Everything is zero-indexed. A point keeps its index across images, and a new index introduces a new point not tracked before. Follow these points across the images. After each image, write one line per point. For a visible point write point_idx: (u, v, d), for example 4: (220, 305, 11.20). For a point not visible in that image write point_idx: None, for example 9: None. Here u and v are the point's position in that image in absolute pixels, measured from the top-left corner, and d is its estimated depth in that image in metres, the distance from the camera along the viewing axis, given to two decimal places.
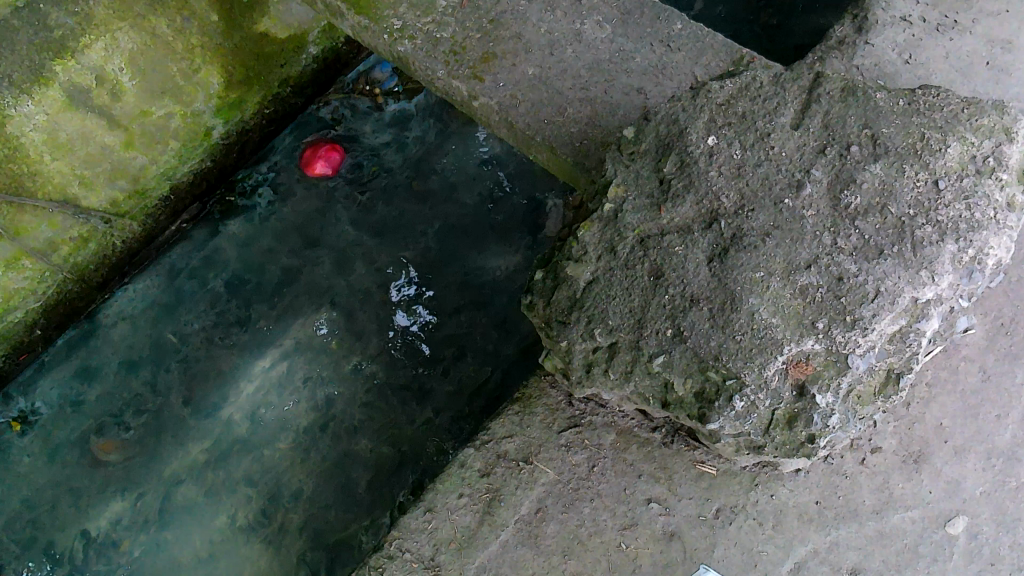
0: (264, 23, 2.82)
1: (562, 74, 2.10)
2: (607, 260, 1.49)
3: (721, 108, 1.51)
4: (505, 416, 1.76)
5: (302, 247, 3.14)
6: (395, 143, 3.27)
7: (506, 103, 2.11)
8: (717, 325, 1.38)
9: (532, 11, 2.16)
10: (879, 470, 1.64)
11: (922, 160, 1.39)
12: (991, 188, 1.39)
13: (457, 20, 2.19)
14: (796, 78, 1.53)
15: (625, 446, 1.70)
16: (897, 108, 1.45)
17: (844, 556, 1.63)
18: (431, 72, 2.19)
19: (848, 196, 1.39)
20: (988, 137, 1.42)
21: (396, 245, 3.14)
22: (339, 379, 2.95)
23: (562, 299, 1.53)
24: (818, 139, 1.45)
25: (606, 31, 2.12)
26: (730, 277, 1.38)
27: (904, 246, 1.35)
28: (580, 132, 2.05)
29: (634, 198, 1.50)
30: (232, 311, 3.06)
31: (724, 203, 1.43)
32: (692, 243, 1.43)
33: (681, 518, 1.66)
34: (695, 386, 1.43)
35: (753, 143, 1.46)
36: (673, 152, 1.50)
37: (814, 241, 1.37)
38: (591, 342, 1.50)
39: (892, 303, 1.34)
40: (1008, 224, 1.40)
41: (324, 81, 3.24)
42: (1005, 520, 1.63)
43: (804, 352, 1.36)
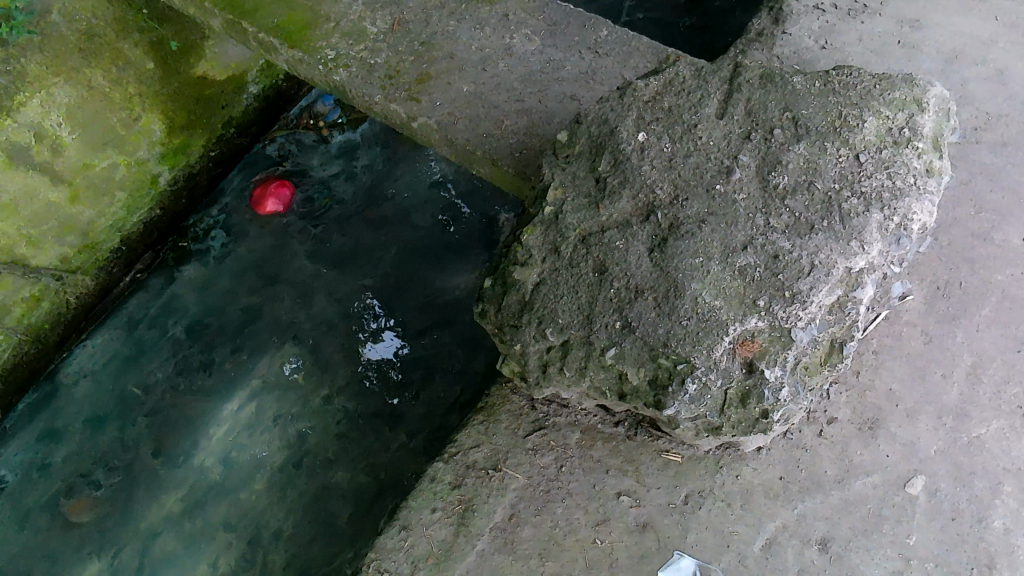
0: (201, 66, 2.91)
1: (496, 89, 2.15)
2: (552, 261, 1.52)
3: (648, 105, 1.58)
4: (471, 427, 1.79)
5: (261, 285, 3.13)
6: (345, 174, 3.30)
7: (444, 121, 2.14)
8: (664, 313, 1.41)
9: (462, 31, 2.24)
10: (837, 440, 1.68)
11: (841, 137, 1.46)
12: (910, 157, 1.45)
13: (390, 45, 2.26)
14: (716, 71, 1.61)
15: (591, 443, 1.73)
16: (814, 90, 1.53)
17: (813, 527, 1.63)
18: (368, 98, 2.21)
19: (776, 177, 1.45)
20: (902, 109, 1.49)
21: (356, 273, 3.14)
22: (309, 414, 2.90)
23: (511, 303, 1.55)
24: (743, 126, 1.52)
25: (535, 43, 2.20)
26: (672, 265, 1.43)
27: (833, 220, 1.41)
28: (519, 142, 2.07)
29: (572, 199, 1.55)
30: (196, 356, 3.02)
31: (659, 194, 1.48)
32: (632, 236, 1.48)
33: (652, 508, 1.67)
34: (648, 374, 1.45)
35: (681, 135, 1.52)
36: (606, 151, 1.55)
37: (748, 223, 1.43)
38: (545, 342, 1.52)
39: (827, 275, 1.39)
40: (929, 190, 1.46)
41: (267, 119, 3.31)
42: (961, 475, 1.65)
43: (748, 330, 1.40)
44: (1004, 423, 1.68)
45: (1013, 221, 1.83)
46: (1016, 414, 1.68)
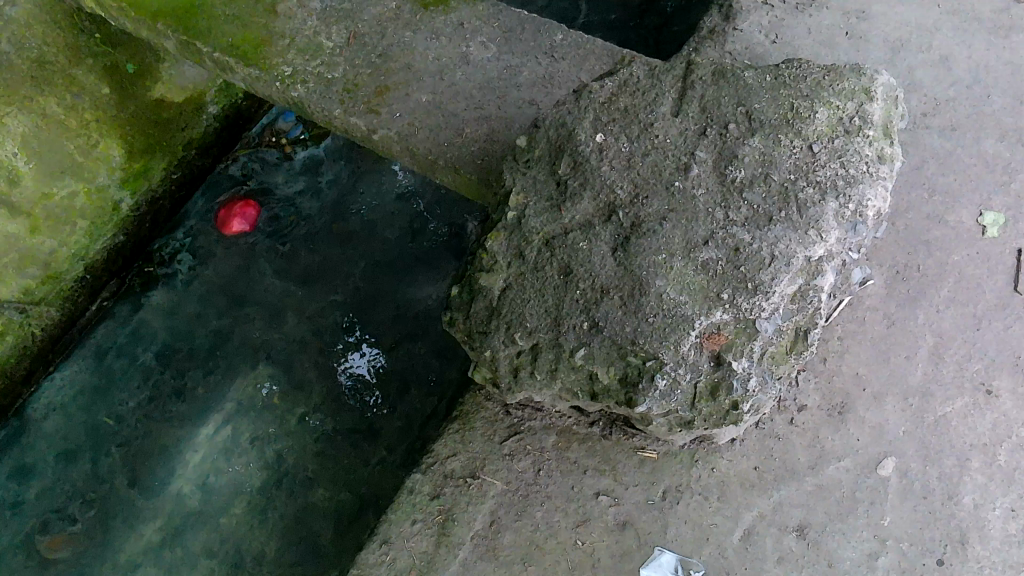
0: (158, 89, 2.87)
1: (455, 97, 2.16)
2: (518, 265, 1.53)
3: (604, 106, 1.59)
4: (447, 436, 1.77)
5: (230, 307, 3.10)
6: (310, 190, 3.28)
7: (404, 132, 2.14)
8: (630, 311, 1.43)
9: (418, 41, 2.25)
10: (808, 427, 1.70)
11: (794, 129, 1.49)
12: (861, 145, 1.48)
13: (346, 59, 2.25)
14: (669, 69, 1.63)
15: (567, 445, 1.73)
16: (766, 83, 1.55)
17: (789, 514, 1.65)
18: (327, 112, 2.21)
19: (733, 171, 1.47)
20: (851, 99, 1.52)
21: (326, 289, 3.12)
22: (286, 434, 2.87)
23: (479, 310, 1.55)
24: (698, 123, 1.54)
25: (491, 50, 2.21)
26: (636, 263, 1.44)
27: (790, 211, 1.43)
28: (480, 149, 2.08)
29: (534, 202, 1.55)
30: (168, 382, 2.98)
31: (620, 194, 1.50)
32: (595, 236, 1.49)
33: (631, 506, 1.68)
34: (618, 372, 1.47)
35: (638, 134, 1.54)
36: (565, 153, 1.56)
37: (708, 218, 1.44)
38: (514, 347, 1.53)
39: (788, 265, 1.41)
40: (882, 176, 1.48)
41: (228, 139, 3.28)
42: (930, 455, 1.68)
43: (714, 323, 1.41)
44: (969, 400, 1.71)
45: (965, 202, 1.87)
46: (979, 391, 1.72)
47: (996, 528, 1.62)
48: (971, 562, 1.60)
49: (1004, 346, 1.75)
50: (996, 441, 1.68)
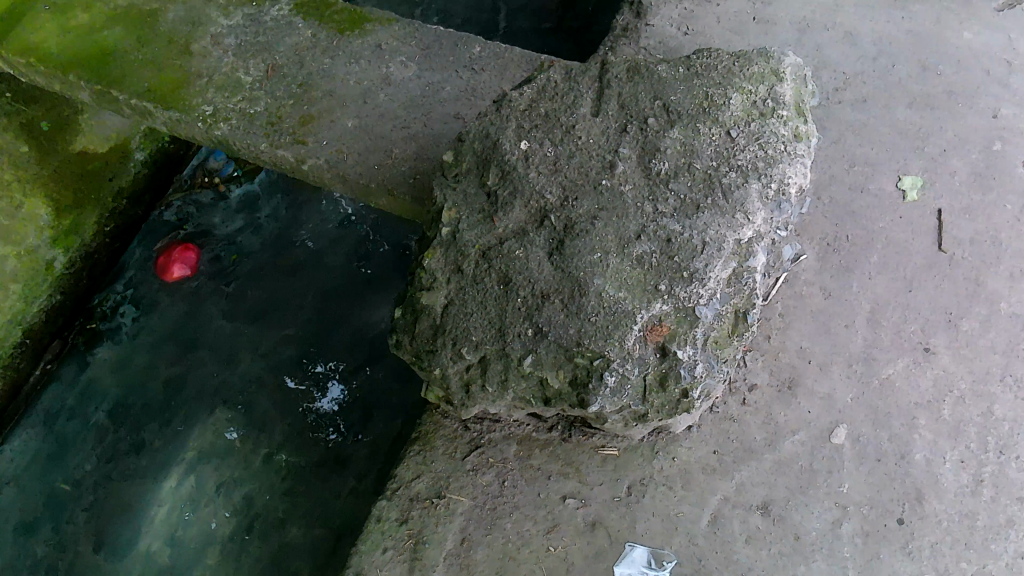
0: (80, 141, 2.81)
1: (381, 119, 2.15)
2: (457, 280, 1.53)
3: (526, 113, 1.60)
4: (408, 459, 1.76)
5: (180, 354, 3.02)
6: (248, 227, 3.24)
7: (333, 159, 2.12)
8: (572, 313, 1.44)
9: (338, 67, 2.24)
10: (760, 405, 1.73)
11: (710, 117, 1.53)
12: (777, 125, 1.52)
13: (267, 92, 2.23)
14: (585, 70, 1.65)
15: (529, 453, 1.73)
16: (679, 76, 1.59)
17: (753, 493, 1.67)
18: (253, 147, 2.18)
19: (657, 164, 1.50)
20: (761, 83, 1.57)
21: (275, 324, 3.07)
22: (252, 476, 2.81)
23: (424, 329, 1.54)
24: (618, 120, 1.56)
25: (411, 69, 2.22)
26: (572, 264, 1.45)
27: (716, 196, 1.46)
28: (411, 168, 2.08)
29: (467, 216, 1.55)
30: (123, 439, 2.90)
31: (550, 198, 1.51)
32: (530, 243, 1.49)
33: (598, 505, 1.68)
34: (568, 375, 1.47)
35: (562, 137, 1.55)
36: (492, 164, 1.57)
37: (638, 213, 1.47)
38: (462, 362, 1.52)
39: (720, 250, 1.44)
40: (800, 153, 1.53)
41: (160, 184, 3.21)
42: (879, 418, 1.72)
43: (655, 315, 1.43)
44: (909, 359, 1.76)
45: (884, 170, 1.93)
46: (918, 349, 1.76)
47: (949, 481, 1.67)
48: (930, 517, 1.64)
49: (936, 304, 1.80)
50: (939, 396, 1.73)
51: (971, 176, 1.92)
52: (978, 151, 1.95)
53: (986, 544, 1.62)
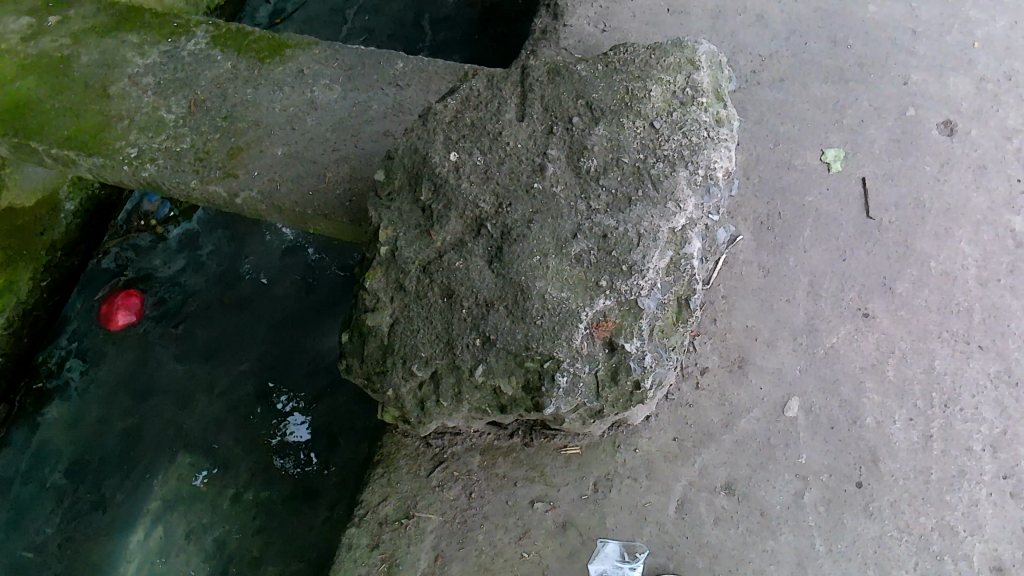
0: (4, 197, 2.74)
1: (310, 144, 2.13)
2: (401, 298, 1.52)
3: (452, 124, 1.60)
4: (373, 483, 1.74)
5: (134, 403, 2.95)
6: (191, 266, 3.17)
7: (266, 188, 2.09)
8: (518, 318, 1.44)
9: (262, 96, 2.22)
10: (714, 387, 1.76)
11: (633, 110, 1.55)
12: (698, 113, 1.56)
13: (192, 128, 2.19)
14: (506, 76, 1.65)
15: (493, 462, 1.73)
16: (598, 73, 1.61)
17: (716, 475, 1.69)
18: (183, 185, 2.14)
19: (586, 162, 1.51)
20: (679, 73, 1.60)
21: (229, 362, 3.00)
22: (222, 518, 2.75)
23: (373, 351, 1.53)
24: (544, 122, 1.58)
25: (336, 91, 2.21)
26: (513, 269, 1.45)
27: (647, 188, 1.48)
28: (346, 190, 2.07)
29: (404, 233, 1.55)
30: (83, 497, 2.81)
31: (484, 207, 1.51)
32: (469, 253, 1.49)
33: (567, 506, 1.68)
34: (520, 380, 1.48)
35: (490, 145, 1.56)
36: (424, 179, 1.56)
37: (572, 212, 1.48)
38: (414, 379, 1.52)
39: (655, 240, 1.46)
40: (723, 138, 1.56)
41: (95, 232, 3.15)
42: (828, 386, 1.76)
43: (600, 311, 1.45)
44: (850, 326, 1.80)
45: (806, 146, 1.98)
46: (858, 316, 1.81)
47: (901, 440, 1.71)
48: (886, 477, 1.68)
49: (870, 269, 1.85)
50: (883, 359, 1.78)
51: (889, 143, 1.98)
52: (894, 118, 2.01)
53: (943, 496, 1.67)
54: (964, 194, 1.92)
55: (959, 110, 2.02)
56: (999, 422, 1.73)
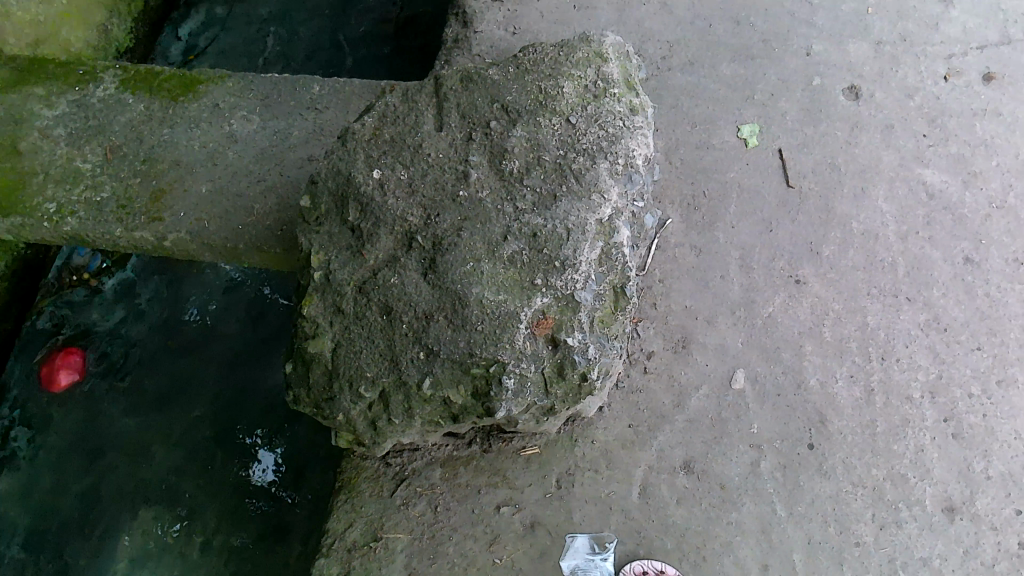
0: None
1: (234, 178, 2.10)
2: (340, 321, 1.50)
3: (371, 142, 1.59)
4: (337, 510, 1.72)
5: (88, 464, 2.85)
6: (131, 315, 3.08)
7: (194, 228, 2.06)
8: (458, 326, 1.44)
9: (179, 135, 2.18)
10: (662, 369, 1.79)
11: (548, 108, 1.57)
12: (611, 104, 1.59)
13: (111, 175, 2.14)
14: (420, 88, 1.66)
15: (454, 473, 1.72)
16: (510, 75, 1.62)
17: (674, 455, 1.72)
18: (108, 235, 2.09)
19: (508, 164, 1.52)
20: (589, 66, 1.62)
21: (183, 409, 2.92)
22: (193, 569, 2.68)
23: (318, 378, 1.52)
24: (462, 130, 1.58)
25: (254, 121, 2.18)
26: (448, 279, 1.46)
27: (570, 182, 1.50)
28: (276, 220, 2.05)
29: (336, 256, 1.54)
30: (44, 568, 2.71)
31: (413, 220, 1.51)
32: (403, 268, 1.49)
33: (532, 506, 1.69)
34: (468, 388, 1.48)
35: (411, 158, 1.56)
36: (350, 199, 1.55)
37: (500, 215, 1.49)
38: (363, 401, 1.51)
39: (584, 232, 1.48)
40: (639, 126, 1.59)
41: (25, 292, 3.05)
42: (771, 355, 1.80)
43: (538, 309, 1.46)
44: (784, 294, 1.85)
45: (722, 125, 2.03)
46: (790, 283, 1.86)
47: (844, 397, 1.76)
48: (836, 436, 1.73)
49: (797, 237, 1.91)
50: (819, 322, 1.83)
51: (800, 113, 2.04)
52: (801, 89, 2.07)
53: (890, 446, 1.73)
54: (875, 154, 1.99)
55: (862, 74, 2.09)
56: (934, 368, 1.79)
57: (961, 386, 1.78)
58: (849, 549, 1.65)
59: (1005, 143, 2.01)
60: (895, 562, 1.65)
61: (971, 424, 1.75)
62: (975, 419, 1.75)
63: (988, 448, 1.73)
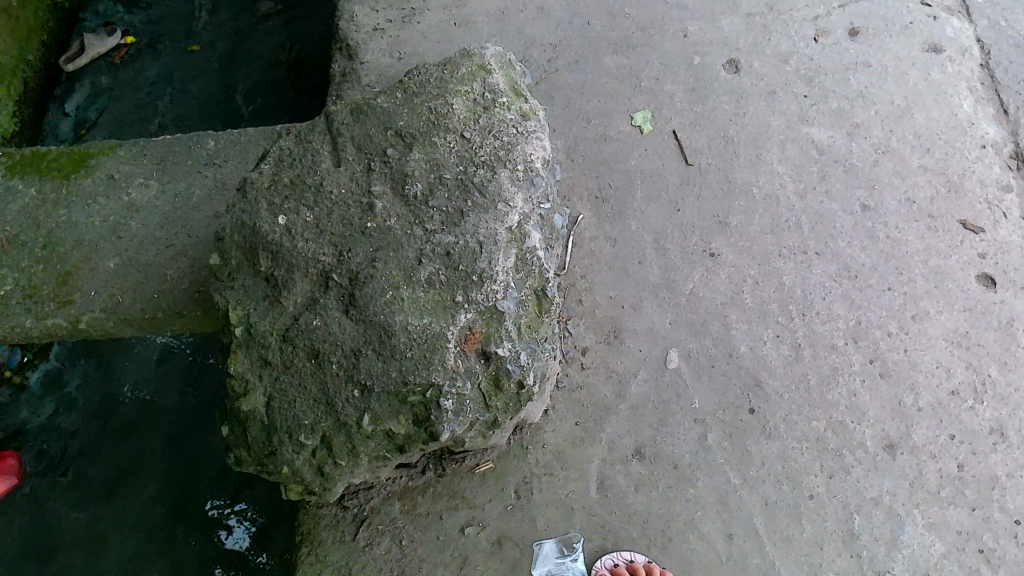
0: None
1: (142, 247, 2.05)
2: (269, 373, 1.46)
3: (271, 188, 1.57)
4: (302, 565, 1.68)
5: (41, 568, 2.59)
6: (62, 405, 2.88)
7: (108, 306, 2.00)
8: (388, 357, 1.44)
9: (76, 213, 2.11)
10: (598, 362, 1.82)
11: (441, 127, 1.58)
12: (502, 113, 1.61)
13: (12, 265, 2.04)
14: (313, 127, 1.65)
15: (413, 503, 1.71)
16: (399, 101, 1.63)
17: (625, 444, 1.75)
18: (18, 328, 1.99)
19: (411, 188, 1.53)
20: (475, 80, 1.65)
21: (133, 491, 2.70)
22: None
23: (256, 435, 1.47)
24: (360, 162, 1.58)
25: (153, 187, 2.13)
26: (370, 312, 1.45)
27: (474, 196, 1.53)
28: (192, 283, 2.01)
29: (254, 307, 1.50)
30: None
31: (326, 259, 1.50)
32: (324, 308, 1.48)
33: (496, 522, 1.68)
34: (409, 416, 1.47)
35: (315, 198, 1.54)
36: (260, 249, 1.52)
37: (411, 239, 1.50)
38: (306, 449, 1.47)
39: (496, 243, 1.50)
40: (532, 130, 1.63)
41: None
42: (699, 330, 1.85)
43: (464, 326, 1.47)
44: (701, 269, 1.90)
45: (615, 115, 2.08)
46: (705, 257, 1.92)
47: (775, 358, 1.82)
48: (773, 396, 1.78)
49: (704, 212, 1.96)
50: (738, 289, 1.88)
51: (686, 93, 2.11)
52: (684, 70, 2.14)
53: (825, 397, 1.78)
54: (764, 120, 2.07)
55: (738, 48, 2.17)
56: (851, 314, 1.86)
57: (879, 327, 1.85)
58: (805, 502, 1.69)
59: (880, 92, 2.12)
60: (850, 507, 1.69)
61: (894, 361, 1.82)
62: (898, 356, 1.83)
63: (914, 381, 1.80)
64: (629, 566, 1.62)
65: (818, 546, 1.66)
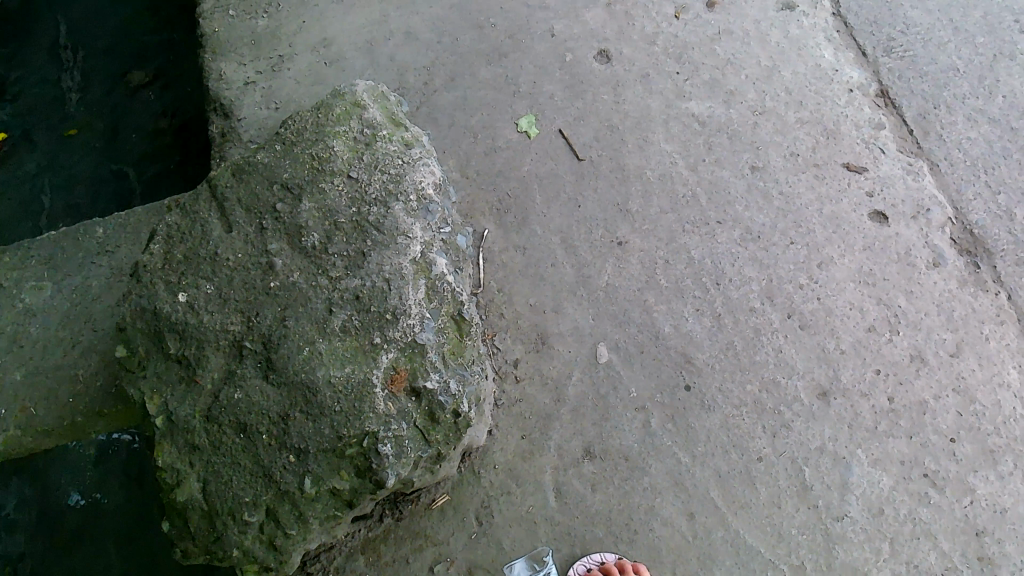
0: None
1: (46, 352, 1.96)
2: (200, 458, 1.41)
3: (166, 268, 1.51)
4: None
5: None
6: None
7: (22, 421, 1.90)
8: (317, 415, 1.40)
9: None
10: (531, 372, 1.82)
11: (326, 172, 1.56)
12: (384, 147, 1.61)
13: None
14: (196, 196, 1.59)
15: (378, 554, 1.67)
16: (279, 152, 1.60)
17: (573, 447, 1.75)
18: None
19: (308, 240, 1.51)
20: (351, 118, 1.63)
21: None
22: None
23: (199, 524, 1.40)
24: (252, 222, 1.54)
25: (46, 287, 2.04)
26: (290, 372, 1.41)
27: (373, 235, 1.51)
28: (106, 378, 1.92)
29: (171, 393, 1.44)
30: None
31: (235, 329, 1.45)
32: (243, 379, 1.43)
33: (463, 554, 1.66)
34: (350, 469, 1.43)
35: (212, 268, 1.50)
36: (165, 332, 1.46)
37: (317, 291, 1.47)
38: (253, 527, 1.41)
39: (403, 277, 1.50)
40: (418, 157, 1.62)
41: None
42: (622, 319, 1.87)
43: (388, 366, 1.45)
44: (613, 259, 1.93)
45: (501, 126, 2.10)
46: (614, 247, 1.94)
47: (699, 331, 1.85)
48: (705, 368, 1.82)
49: (604, 203, 1.99)
50: (651, 272, 1.91)
51: (564, 90, 2.15)
52: (558, 69, 2.18)
53: (753, 359, 1.82)
54: (643, 103, 2.12)
55: (606, 38, 2.22)
56: (762, 274, 1.91)
57: (790, 281, 1.91)
58: (755, 465, 1.73)
59: (747, 56, 2.19)
60: (798, 461, 1.73)
61: (811, 311, 1.87)
62: (813, 305, 1.88)
63: (833, 326, 1.86)
64: (602, 568, 1.62)
65: (776, 506, 1.69)
